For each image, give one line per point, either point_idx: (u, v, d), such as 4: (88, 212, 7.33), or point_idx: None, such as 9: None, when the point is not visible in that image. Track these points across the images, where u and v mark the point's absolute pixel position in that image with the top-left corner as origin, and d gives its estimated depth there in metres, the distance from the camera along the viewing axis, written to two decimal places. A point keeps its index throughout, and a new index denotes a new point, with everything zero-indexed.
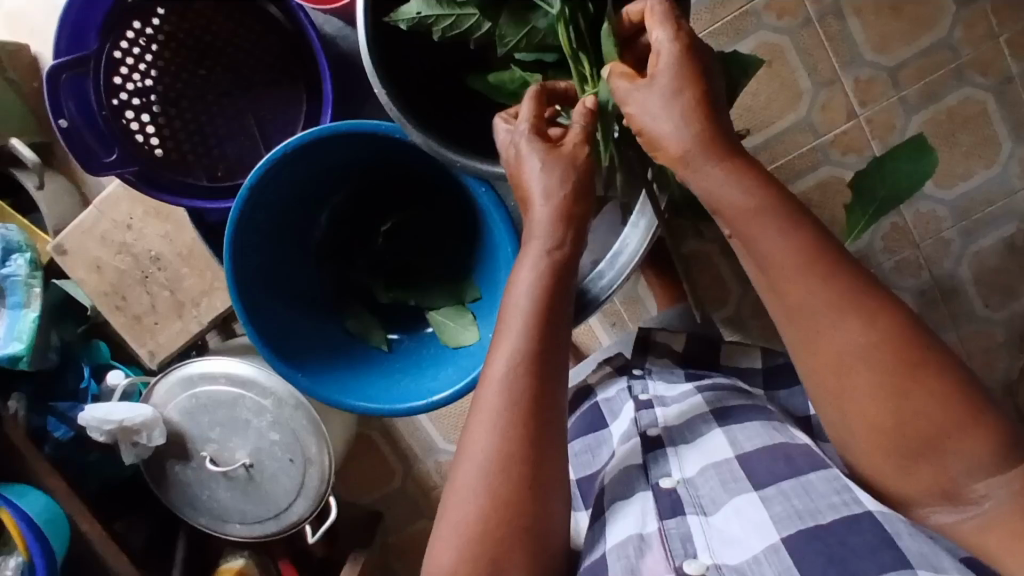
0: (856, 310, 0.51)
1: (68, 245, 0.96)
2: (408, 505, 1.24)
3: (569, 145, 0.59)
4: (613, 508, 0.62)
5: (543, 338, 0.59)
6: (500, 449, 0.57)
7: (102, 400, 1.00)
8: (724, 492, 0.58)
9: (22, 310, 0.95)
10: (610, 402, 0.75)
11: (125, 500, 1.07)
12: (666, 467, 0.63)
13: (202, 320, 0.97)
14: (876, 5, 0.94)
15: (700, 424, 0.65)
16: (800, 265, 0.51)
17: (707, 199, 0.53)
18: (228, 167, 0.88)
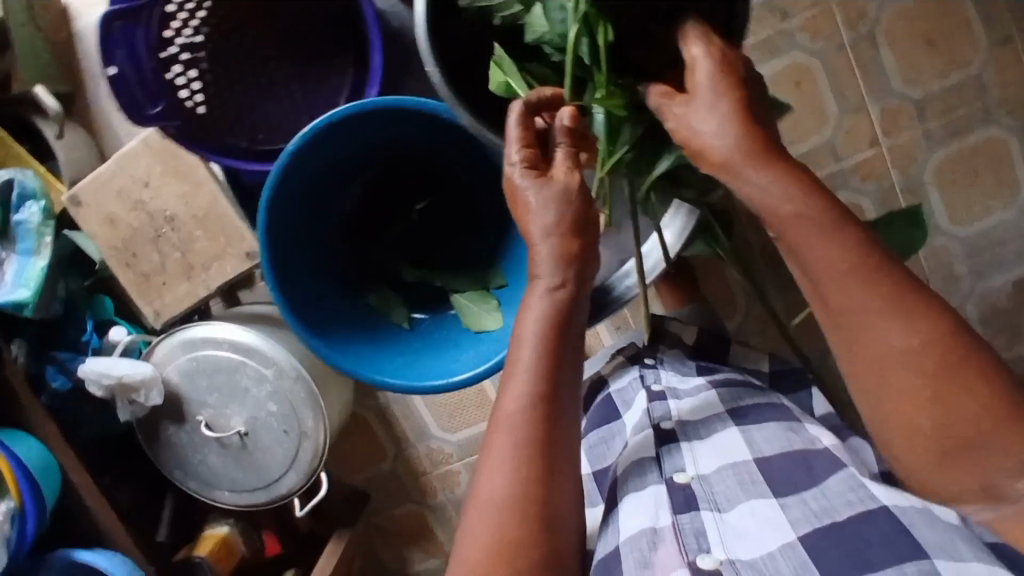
0: (900, 314, 0.55)
1: (82, 198, 0.95)
2: (395, 488, 1.24)
3: (558, 173, 0.61)
4: (626, 498, 0.63)
5: (545, 373, 0.59)
6: (504, 486, 0.58)
7: (102, 355, 1.00)
8: (739, 491, 0.59)
9: (31, 257, 0.95)
10: (622, 393, 0.77)
11: (116, 456, 1.07)
12: (679, 460, 0.64)
13: (211, 285, 0.96)
14: (910, 36, 0.94)
15: (715, 423, 0.66)
16: (852, 272, 0.54)
17: (753, 206, 0.54)
18: (266, 130, 0.97)
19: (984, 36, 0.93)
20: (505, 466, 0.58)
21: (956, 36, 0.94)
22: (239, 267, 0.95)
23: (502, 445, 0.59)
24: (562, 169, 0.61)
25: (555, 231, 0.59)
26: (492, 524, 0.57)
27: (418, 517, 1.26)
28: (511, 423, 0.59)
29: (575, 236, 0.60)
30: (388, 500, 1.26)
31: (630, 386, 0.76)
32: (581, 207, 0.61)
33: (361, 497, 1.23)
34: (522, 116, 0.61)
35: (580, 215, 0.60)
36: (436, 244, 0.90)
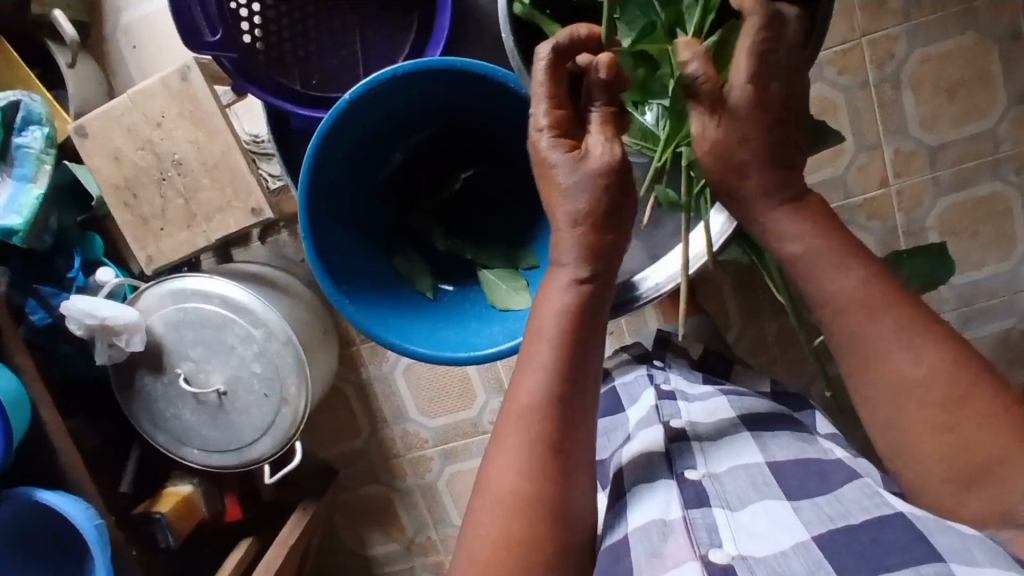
0: (918, 340, 0.60)
1: (90, 129, 0.92)
2: (366, 467, 1.23)
3: (597, 145, 0.59)
4: (636, 492, 0.65)
5: (563, 372, 0.60)
6: (516, 479, 0.59)
7: (87, 293, 0.97)
8: (751, 490, 0.60)
9: (28, 184, 0.92)
10: (630, 388, 0.82)
11: (85, 400, 1.04)
12: (690, 460, 0.65)
13: (210, 236, 0.94)
14: (933, 84, 0.96)
15: (728, 426, 0.69)
16: (866, 299, 0.60)
17: (778, 232, 0.62)
18: (323, 78, 0.90)
19: (1005, 93, 0.96)
20: (518, 460, 0.59)
21: (978, 90, 0.96)
22: (242, 223, 0.93)
23: (516, 442, 0.59)
24: (596, 138, 0.59)
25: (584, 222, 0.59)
26: (499, 521, 0.58)
27: (384, 499, 1.25)
28: (524, 420, 0.59)
29: (606, 235, 0.60)
30: (356, 479, 1.24)
31: (635, 382, 0.82)
32: (615, 197, 0.59)
33: (327, 472, 1.20)
34: (552, 66, 0.59)
35: (617, 213, 0.59)
36: (470, 212, 0.89)
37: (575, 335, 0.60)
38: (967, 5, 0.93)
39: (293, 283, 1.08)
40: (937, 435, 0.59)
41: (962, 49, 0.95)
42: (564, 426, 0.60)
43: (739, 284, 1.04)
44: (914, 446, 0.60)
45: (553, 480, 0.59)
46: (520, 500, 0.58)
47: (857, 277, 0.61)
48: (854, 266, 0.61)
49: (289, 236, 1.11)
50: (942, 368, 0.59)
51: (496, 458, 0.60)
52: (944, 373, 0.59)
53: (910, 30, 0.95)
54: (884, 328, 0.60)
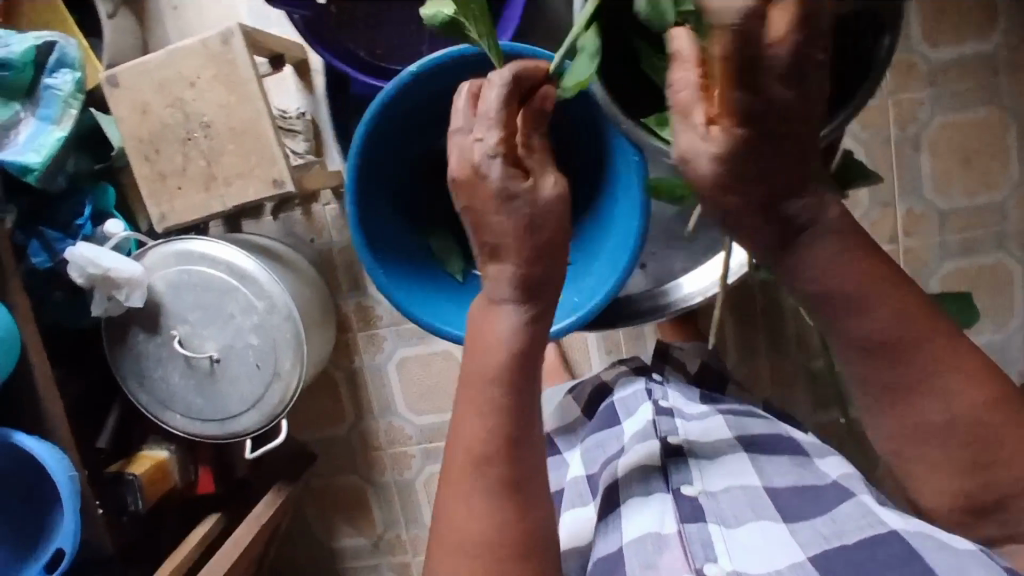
0: (954, 378, 0.52)
1: (120, 80, 0.91)
2: (346, 456, 1.22)
3: (547, 182, 0.55)
4: (630, 503, 0.67)
5: (500, 413, 0.56)
6: (477, 525, 0.56)
7: (93, 242, 0.95)
8: (748, 508, 0.62)
9: (50, 125, 0.91)
10: (625, 402, 0.83)
11: (73, 352, 1.02)
12: (686, 475, 0.67)
13: (227, 202, 0.93)
14: (950, 150, 0.98)
15: (724, 445, 0.70)
16: (915, 343, 0.52)
17: (816, 272, 0.52)
18: (387, 48, 0.95)
19: (1016, 168, 0.98)
20: (475, 501, 0.57)
21: (991, 162, 0.98)
22: (262, 192, 0.92)
23: (466, 490, 0.57)
24: (540, 175, 0.55)
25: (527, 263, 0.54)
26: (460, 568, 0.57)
27: (358, 491, 1.23)
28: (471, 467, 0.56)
29: (547, 276, 0.55)
30: (332, 468, 1.23)
31: (633, 397, 0.82)
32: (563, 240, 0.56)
33: (304, 457, 1.19)
34: (506, 92, 0.52)
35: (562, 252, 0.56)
36: None
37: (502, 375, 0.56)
38: (989, 79, 0.96)
39: (298, 261, 1.07)
40: (950, 466, 0.54)
41: (981, 120, 0.97)
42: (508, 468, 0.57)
43: (739, 319, 1.06)
44: (927, 478, 0.55)
45: (515, 519, 0.57)
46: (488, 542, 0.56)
47: (867, 318, 0.52)
48: (864, 310, 0.52)
49: (301, 214, 1.11)
50: (962, 382, 0.52)
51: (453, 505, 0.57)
52: (961, 385, 0.52)
53: (933, 95, 0.97)
54: (895, 365, 0.52)
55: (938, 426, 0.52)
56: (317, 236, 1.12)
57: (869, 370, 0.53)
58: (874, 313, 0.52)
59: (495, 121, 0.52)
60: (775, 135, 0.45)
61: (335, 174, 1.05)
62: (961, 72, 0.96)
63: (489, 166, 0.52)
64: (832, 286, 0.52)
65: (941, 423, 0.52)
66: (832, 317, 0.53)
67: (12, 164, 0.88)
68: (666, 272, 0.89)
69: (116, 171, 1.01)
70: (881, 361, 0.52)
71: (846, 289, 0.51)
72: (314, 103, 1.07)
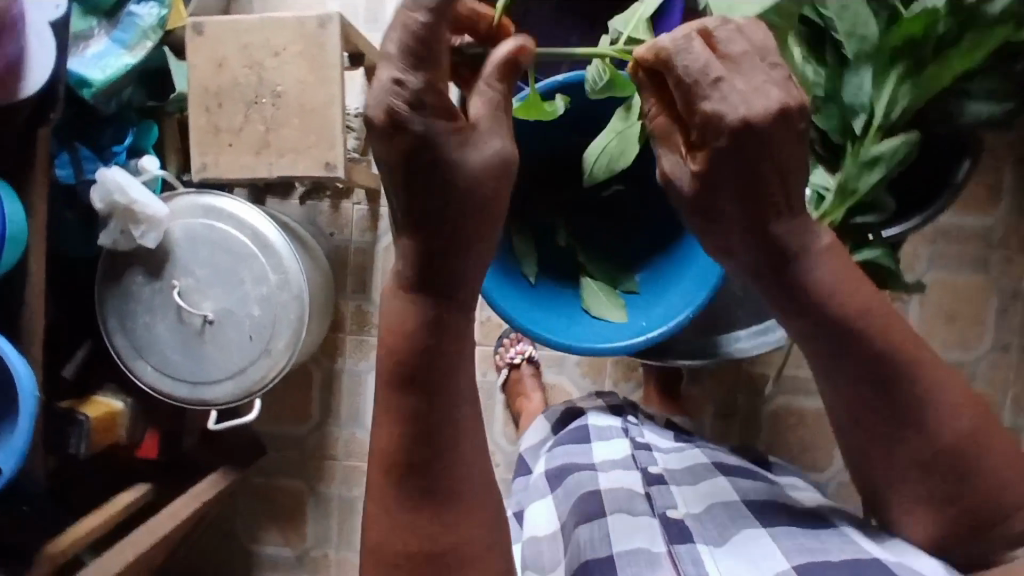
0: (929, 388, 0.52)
1: (206, 30, 0.93)
2: (296, 458, 1.18)
3: (477, 148, 0.41)
4: (617, 515, 0.65)
5: (405, 406, 0.46)
6: (388, 535, 0.48)
7: (125, 171, 0.94)
8: (731, 522, 0.62)
9: (121, 49, 0.91)
10: (600, 429, 0.81)
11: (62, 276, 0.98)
12: (669, 501, 0.67)
13: (273, 170, 0.94)
14: (936, 308, 1.04)
15: (704, 472, 0.71)
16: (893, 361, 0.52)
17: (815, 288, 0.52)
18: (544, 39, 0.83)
19: (990, 338, 1.04)
20: (399, 517, 0.48)
21: (969, 327, 1.04)
22: (311, 171, 0.94)
23: (382, 495, 0.48)
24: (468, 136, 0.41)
25: (436, 228, 0.42)
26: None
27: (297, 497, 1.18)
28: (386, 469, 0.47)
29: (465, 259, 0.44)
30: (278, 467, 1.19)
31: (609, 428, 0.80)
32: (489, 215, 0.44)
33: (256, 448, 1.14)
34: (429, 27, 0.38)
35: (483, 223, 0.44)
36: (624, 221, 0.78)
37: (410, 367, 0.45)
38: (982, 252, 1.03)
39: (316, 249, 1.08)
40: (927, 487, 0.54)
41: (969, 286, 1.04)
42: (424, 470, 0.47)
43: (717, 413, 1.10)
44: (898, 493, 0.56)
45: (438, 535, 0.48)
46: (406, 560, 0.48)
47: (860, 328, 0.52)
48: (855, 326, 0.52)
49: (328, 207, 1.13)
50: (949, 400, 0.53)
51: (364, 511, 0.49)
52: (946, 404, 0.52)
53: (932, 252, 1.04)
54: (886, 386, 0.52)
55: (922, 451, 0.53)
56: (337, 231, 1.13)
57: (861, 392, 0.53)
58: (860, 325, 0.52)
59: (410, 49, 0.38)
60: (736, 184, 0.49)
61: (375, 177, 1.08)
62: (960, 239, 1.03)
63: (409, 117, 0.39)
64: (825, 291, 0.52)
65: (917, 436, 0.53)
66: (829, 343, 0.53)
67: (74, 73, 0.88)
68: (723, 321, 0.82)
69: (165, 114, 1.01)
70: (868, 383, 0.53)
71: (845, 307, 0.52)
72: None
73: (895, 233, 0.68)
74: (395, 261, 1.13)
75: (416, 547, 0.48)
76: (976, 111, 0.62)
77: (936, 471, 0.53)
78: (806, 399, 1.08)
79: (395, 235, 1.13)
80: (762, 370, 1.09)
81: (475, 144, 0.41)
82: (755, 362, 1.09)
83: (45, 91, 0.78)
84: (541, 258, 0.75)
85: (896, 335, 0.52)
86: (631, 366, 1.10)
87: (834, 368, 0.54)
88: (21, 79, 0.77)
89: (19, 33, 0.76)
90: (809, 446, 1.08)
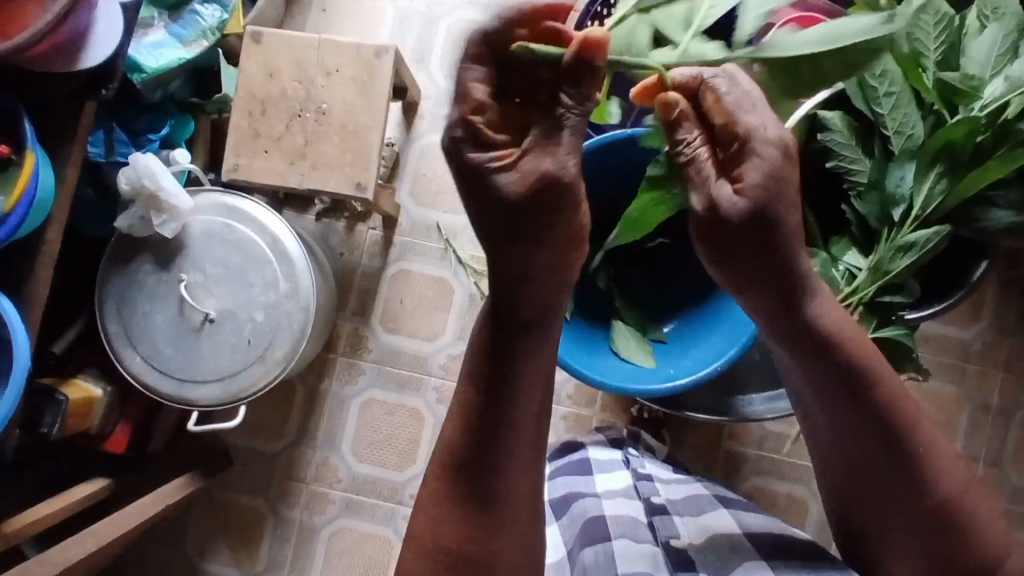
0: (915, 461, 0.64)
1: (265, 40, 0.97)
2: (263, 475, 1.15)
3: (519, 173, 0.50)
4: (622, 543, 0.70)
5: (474, 417, 0.60)
6: (437, 535, 0.62)
7: (157, 159, 0.95)
8: (732, 555, 0.68)
9: (178, 44, 0.94)
10: (600, 462, 0.85)
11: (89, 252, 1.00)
12: (673, 530, 0.72)
13: (304, 180, 0.96)
14: None
15: (706, 503, 0.75)
16: (884, 432, 0.64)
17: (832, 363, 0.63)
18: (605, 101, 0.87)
19: (959, 446, 1.09)
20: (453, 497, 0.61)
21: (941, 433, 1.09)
22: (341, 188, 0.95)
23: (442, 496, 0.62)
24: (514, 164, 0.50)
25: (504, 249, 0.53)
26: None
27: (255, 516, 1.14)
28: (449, 476, 0.62)
29: (529, 303, 0.56)
30: (242, 482, 1.15)
31: (610, 460, 0.85)
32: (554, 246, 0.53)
33: (223, 459, 1.11)
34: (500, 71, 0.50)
35: (546, 252, 0.53)
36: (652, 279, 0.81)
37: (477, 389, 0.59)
38: (958, 362, 1.09)
39: (326, 265, 1.08)
40: (921, 539, 0.65)
41: (944, 394, 1.09)
42: (481, 479, 0.61)
43: None
44: (893, 541, 0.67)
45: (480, 541, 0.61)
46: (448, 559, 0.62)
47: (874, 398, 0.64)
48: (874, 395, 0.64)
49: (343, 228, 1.15)
50: (944, 465, 0.65)
51: (422, 510, 0.63)
52: (941, 469, 0.65)
53: None
54: (893, 447, 0.64)
55: (919, 506, 0.64)
56: (347, 252, 1.15)
57: (870, 450, 0.65)
58: (878, 396, 0.64)
59: (467, 104, 0.49)
60: (761, 230, 0.57)
61: (395, 206, 1.11)
62: (939, 347, 1.09)
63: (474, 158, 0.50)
64: (857, 366, 0.63)
65: (915, 493, 0.64)
66: (851, 407, 0.65)
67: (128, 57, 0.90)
68: (737, 381, 0.83)
69: (201, 112, 1.03)
70: (876, 447, 0.65)
71: (872, 379, 0.63)
72: (405, 140, 1.15)
73: (916, 317, 0.72)
74: (400, 289, 1.14)
75: (459, 548, 0.61)
76: (998, 219, 0.66)
77: (928, 524, 0.64)
78: (780, 481, 1.10)
79: (404, 264, 1.15)
80: (741, 449, 1.11)
81: (528, 163, 0.50)
82: (735, 440, 1.11)
83: (104, 67, 0.79)
84: (579, 295, 0.78)
85: (904, 407, 0.64)
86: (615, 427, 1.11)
87: (849, 428, 0.66)
88: (83, 51, 0.78)
89: (91, 8, 0.79)
90: None
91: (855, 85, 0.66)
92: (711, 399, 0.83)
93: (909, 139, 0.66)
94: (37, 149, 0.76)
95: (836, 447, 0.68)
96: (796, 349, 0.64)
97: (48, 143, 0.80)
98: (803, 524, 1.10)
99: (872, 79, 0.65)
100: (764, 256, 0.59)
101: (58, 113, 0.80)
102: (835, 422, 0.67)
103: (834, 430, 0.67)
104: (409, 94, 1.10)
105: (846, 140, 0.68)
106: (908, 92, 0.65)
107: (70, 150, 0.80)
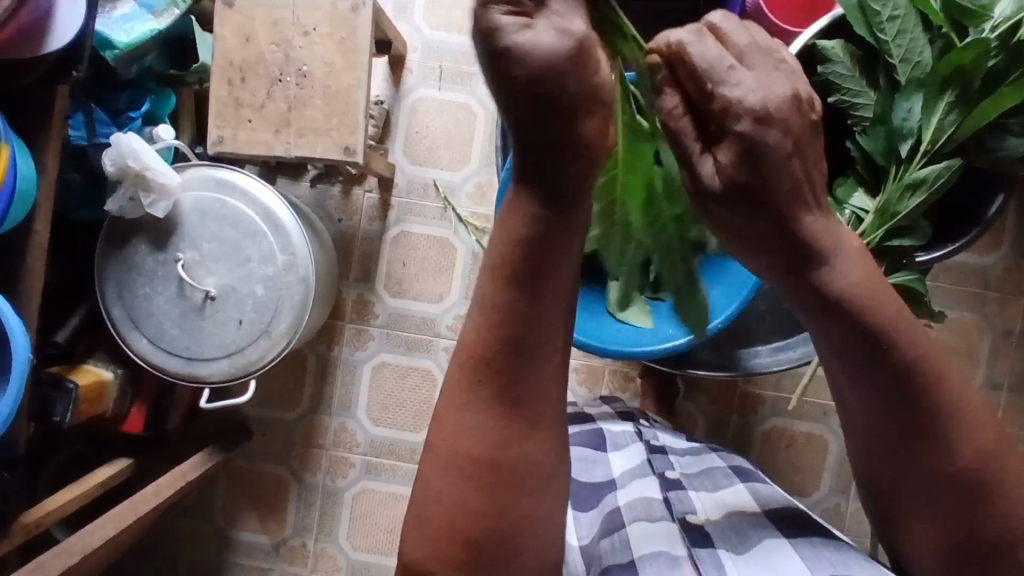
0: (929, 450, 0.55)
1: (237, 2, 0.92)
2: (282, 444, 1.16)
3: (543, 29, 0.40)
4: (636, 524, 0.68)
5: None
6: None
7: (140, 138, 0.93)
8: (751, 532, 0.65)
9: (148, 14, 0.90)
10: (614, 436, 0.86)
11: (114, 229, 0.95)
12: (688, 507, 0.70)
13: (292, 149, 0.93)
14: None
15: (723, 479, 0.76)
16: (884, 420, 0.55)
17: (838, 297, 0.51)
18: None
19: (982, 375, 1.06)
20: None
21: (962, 364, 1.06)
22: (329, 153, 0.93)
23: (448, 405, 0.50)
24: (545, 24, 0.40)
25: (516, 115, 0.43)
26: None
27: (279, 482, 1.16)
28: None
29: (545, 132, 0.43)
30: (260, 451, 1.16)
31: (624, 434, 0.86)
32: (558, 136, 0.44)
33: (242, 430, 1.12)
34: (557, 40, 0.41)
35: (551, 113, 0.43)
36: None
37: (516, 271, 0.49)
38: (981, 289, 1.05)
39: (322, 231, 1.06)
40: (940, 508, 0.56)
41: (967, 324, 1.05)
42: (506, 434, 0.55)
43: (708, 430, 1.10)
44: (911, 507, 0.58)
45: (511, 443, 0.51)
46: None
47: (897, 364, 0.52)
48: (888, 362, 0.52)
49: (339, 192, 1.13)
50: (970, 424, 0.54)
51: None
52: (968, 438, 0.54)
53: (933, 287, 1.06)
54: (923, 422, 0.54)
55: (941, 478, 0.55)
56: (345, 217, 1.13)
57: (887, 443, 0.56)
58: (913, 373, 0.52)
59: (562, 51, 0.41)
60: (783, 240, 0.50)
61: (390, 166, 1.08)
62: (959, 276, 1.05)
63: (495, 17, 0.40)
64: (876, 337, 0.51)
65: (931, 461, 0.55)
66: (884, 392, 0.53)
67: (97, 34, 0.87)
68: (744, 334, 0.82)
69: (183, 84, 1.01)
70: (884, 427, 0.55)
71: (891, 345, 0.51)
72: (393, 98, 1.11)
73: (928, 260, 0.71)
74: (402, 251, 1.12)
75: None
76: (1013, 148, 0.62)
77: (949, 492, 0.56)
78: (797, 421, 1.09)
79: (404, 226, 1.12)
80: (757, 391, 1.09)
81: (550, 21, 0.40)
82: (751, 383, 1.09)
83: (71, 47, 0.77)
84: None
85: (941, 382, 0.53)
86: (628, 376, 1.10)
87: (860, 392, 0.55)
88: (49, 35, 0.75)
89: None
90: (797, 470, 1.09)
91: (857, 11, 0.61)
92: (717, 354, 0.82)
93: (917, 66, 0.62)
94: (10, 139, 0.75)
95: (846, 414, 0.58)
96: (805, 306, 0.53)
97: (24, 129, 0.78)
98: (822, 461, 1.09)
99: (875, 3, 0.60)
100: (771, 172, 0.47)
101: (30, 99, 0.78)
102: (858, 420, 0.57)
103: (843, 398, 0.57)
104: (393, 47, 1.06)
105: (848, 72, 0.65)
106: (915, 15, 0.60)
107: (48, 137, 0.78)
